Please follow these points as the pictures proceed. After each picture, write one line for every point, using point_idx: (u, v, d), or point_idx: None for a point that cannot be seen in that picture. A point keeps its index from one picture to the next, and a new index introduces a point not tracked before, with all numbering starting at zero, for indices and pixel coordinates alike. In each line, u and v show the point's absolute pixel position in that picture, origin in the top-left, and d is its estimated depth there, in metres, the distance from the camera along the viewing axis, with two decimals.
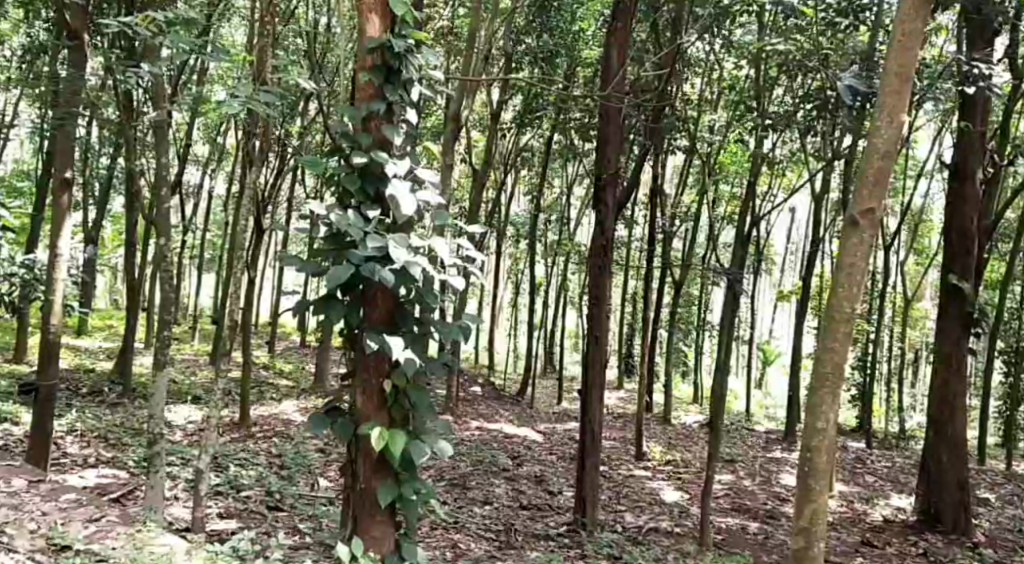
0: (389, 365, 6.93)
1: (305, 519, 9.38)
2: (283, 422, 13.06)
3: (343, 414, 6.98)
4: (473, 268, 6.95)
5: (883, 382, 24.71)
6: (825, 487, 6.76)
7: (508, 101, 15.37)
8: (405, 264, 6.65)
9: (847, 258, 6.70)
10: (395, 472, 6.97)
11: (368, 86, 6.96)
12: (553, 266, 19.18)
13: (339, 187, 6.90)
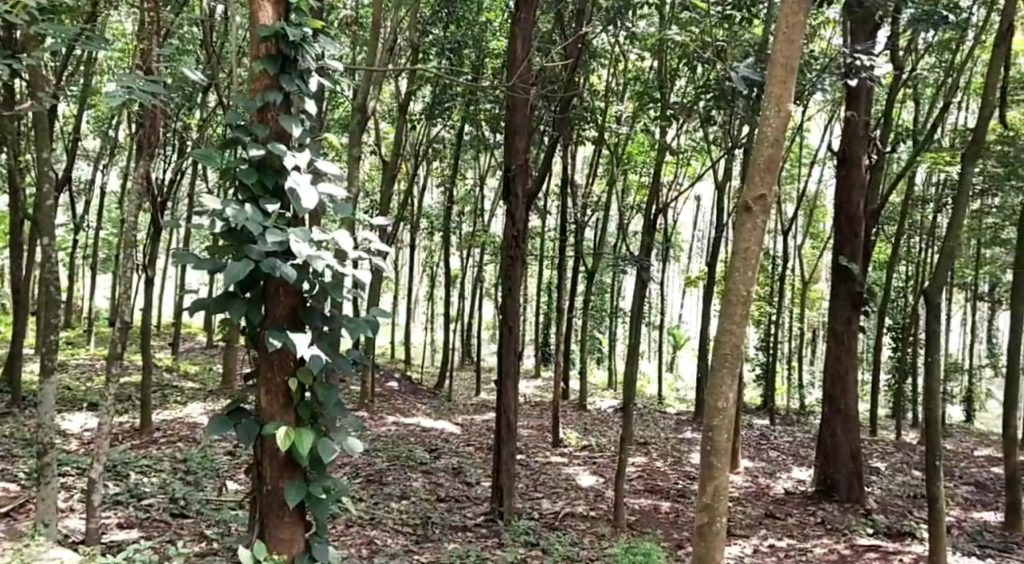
0: (295, 362, 6.81)
1: (212, 524, 9.20)
2: (187, 425, 12.79)
3: (247, 414, 6.83)
4: (380, 262, 6.86)
5: (784, 361, 25.37)
6: (727, 464, 6.84)
7: (414, 92, 15.25)
8: (308, 259, 6.55)
9: (740, 242, 6.80)
10: (304, 472, 6.85)
11: (264, 76, 6.83)
12: (466, 258, 19.16)
13: (235, 179, 6.75)
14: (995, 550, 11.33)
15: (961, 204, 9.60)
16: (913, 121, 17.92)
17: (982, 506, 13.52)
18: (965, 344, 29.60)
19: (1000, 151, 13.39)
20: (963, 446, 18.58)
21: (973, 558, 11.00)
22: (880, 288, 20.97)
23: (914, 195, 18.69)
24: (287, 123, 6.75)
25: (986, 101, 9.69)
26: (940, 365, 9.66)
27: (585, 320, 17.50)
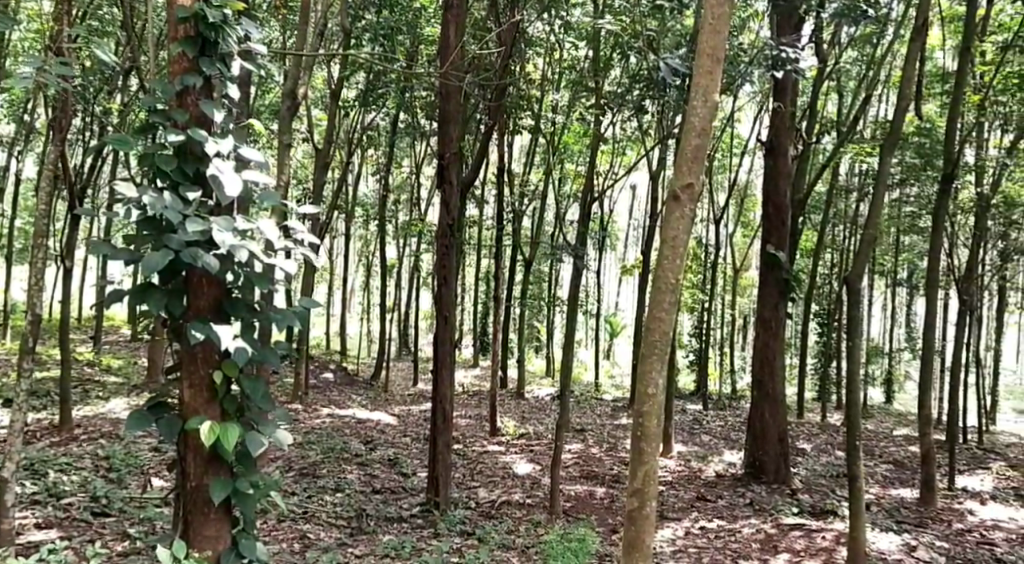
0: (219, 355, 6.66)
1: (135, 523, 9.02)
2: (109, 422, 12.50)
3: (170, 410, 6.68)
4: (308, 250, 6.72)
5: (715, 348, 25.68)
6: (657, 449, 6.87)
7: (349, 79, 15.06)
8: (231, 249, 6.42)
9: (667, 231, 6.82)
10: (230, 467, 6.71)
11: (182, 59, 6.65)
12: (401, 247, 19.05)
13: (154, 167, 6.57)
14: (912, 526, 11.56)
15: (879, 194, 9.71)
16: (837, 113, 18.23)
17: (900, 483, 13.81)
18: (885, 327, 30.27)
19: (917, 143, 15.15)
20: (885, 427, 18.98)
21: (890, 534, 11.07)
22: (805, 275, 21.30)
23: (837, 185, 18.99)
24: (207, 109, 6.59)
25: (902, 94, 9.79)
26: (861, 350, 9.78)
27: (523, 309, 17.49)
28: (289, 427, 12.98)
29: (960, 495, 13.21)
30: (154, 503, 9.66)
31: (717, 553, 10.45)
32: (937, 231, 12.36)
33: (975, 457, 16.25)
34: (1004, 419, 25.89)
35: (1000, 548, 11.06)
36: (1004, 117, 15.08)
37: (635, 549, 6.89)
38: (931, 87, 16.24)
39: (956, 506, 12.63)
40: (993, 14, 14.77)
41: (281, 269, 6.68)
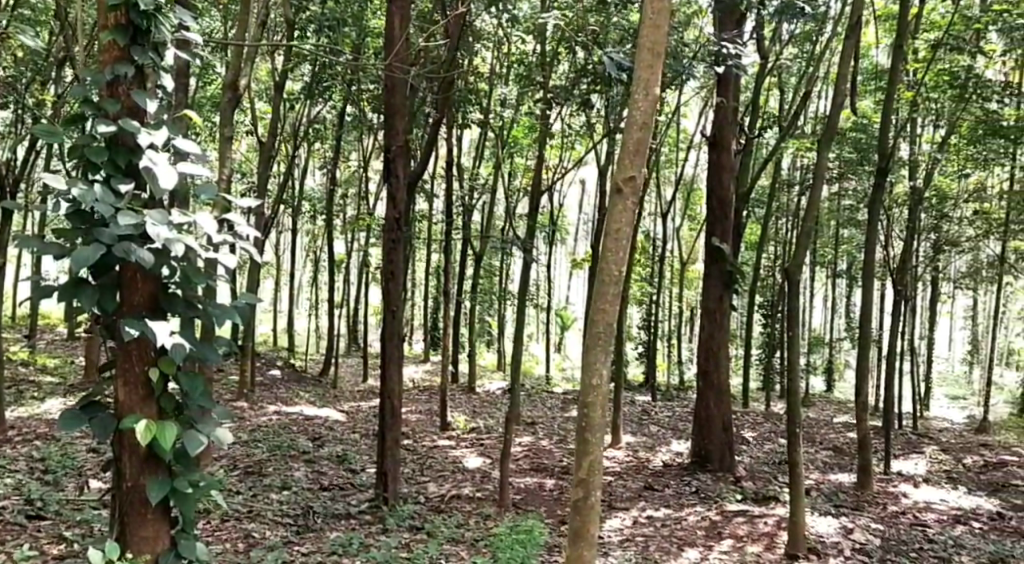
0: (155, 353, 6.47)
1: (72, 526, 8.86)
2: (45, 423, 12.27)
3: (103, 410, 6.48)
4: (242, 243, 6.46)
5: (662, 340, 25.89)
6: (601, 439, 6.89)
7: (292, 72, 14.92)
8: (166, 243, 6.21)
9: (611, 224, 6.83)
10: (168, 465, 6.49)
11: (113, 47, 6.42)
12: (349, 242, 18.92)
13: (84, 158, 6.35)
14: (849, 509, 11.72)
15: (816, 187, 9.80)
16: (778, 108, 18.45)
17: (839, 469, 14.01)
18: (826, 317, 30.75)
19: (854, 138, 15.64)
20: (826, 415, 19.23)
21: (830, 518, 11.25)
22: (749, 268, 21.53)
23: (781, 179, 19.21)
24: (139, 100, 6.38)
25: (838, 90, 9.91)
26: (801, 340, 9.88)
27: (474, 304, 17.44)
28: (235, 425, 12.83)
29: (894, 479, 13.42)
30: (90, 505, 9.50)
31: (663, 541, 10.51)
32: (874, 224, 12.53)
33: (910, 442, 16.54)
34: (940, 406, 26.41)
35: (932, 530, 11.26)
36: (935, 113, 15.38)
37: (580, 537, 6.90)
38: (867, 84, 16.51)
39: (890, 489, 12.83)
40: (925, 12, 15.07)
41: (220, 261, 6.49)
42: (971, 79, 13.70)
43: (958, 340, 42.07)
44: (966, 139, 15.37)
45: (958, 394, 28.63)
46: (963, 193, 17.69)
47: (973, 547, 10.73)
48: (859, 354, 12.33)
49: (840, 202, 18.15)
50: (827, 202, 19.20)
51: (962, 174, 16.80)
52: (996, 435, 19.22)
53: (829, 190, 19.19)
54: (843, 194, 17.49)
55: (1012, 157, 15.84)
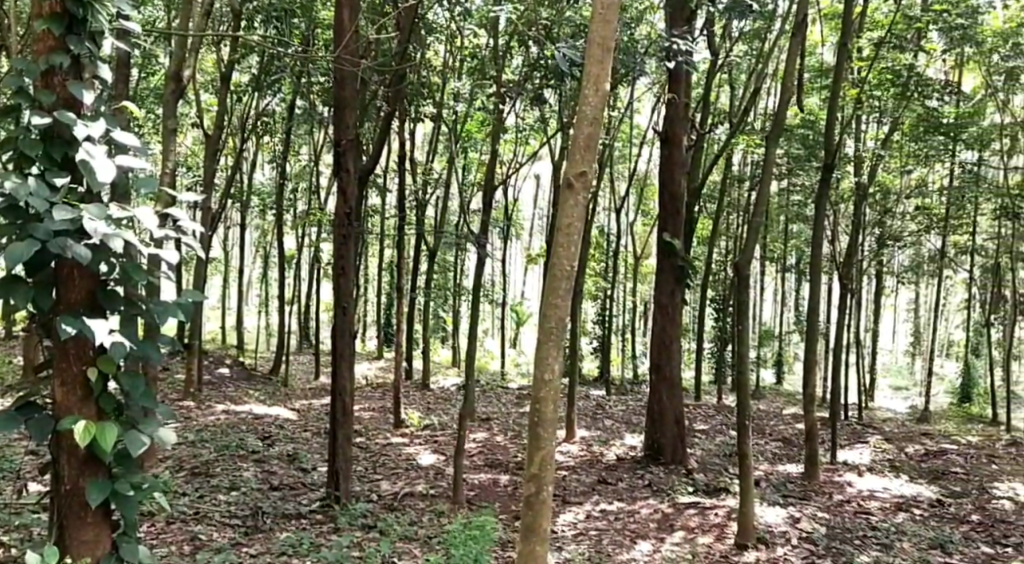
0: (94, 351, 6.25)
1: (12, 530, 8.67)
2: None
3: (40, 411, 6.24)
4: (188, 239, 6.29)
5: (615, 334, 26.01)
6: (553, 434, 6.88)
7: (241, 63, 14.75)
8: (103, 239, 5.98)
9: (562, 219, 6.81)
10: (108, 468, 6.28)
11: (47, 37, 6.18)
12: (301, 238, 18.77)
13: (18, 152, 6.11)
14: (796, 499, 11.83)
15: (765, 183, 9.84)
16: (728, 105, 18.61)
17: (787, 459, 14.15)
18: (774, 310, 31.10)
19: (801, 135, 15.87)
20: (776, 406, 19.42)
21: (778, 508, 11.35)
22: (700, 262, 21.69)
23: (731, 174, 19.37)
24: (75, 91, 6.15)
25: (785, 88, 9.98)
26: (749, 334, 9.93)
27: (428, 300, 17.36)
28: (183, 425, 12.65)
29: (839, 468, 13.58)
30: (31, 508, 9.31)
31: (616, 535, 10.52)
32: (822, 219, 12.64)
33: (854, 432, 16.74)
34: (884, 397, 26.83)
35: (875, 517, 11.40)
36: (879, 111, 15.59)
37: (533, 533, 6.90)
38: (813, 82, 16.69)
39: (836, 478, 12.98)
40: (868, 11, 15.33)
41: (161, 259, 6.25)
42: (912, 78, 14.04)
43: (901, 333, 42.86)
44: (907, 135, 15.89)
45: (901, 384, 29.12)
46: (906, 189, 17.97)
47: (915, 533, 10.87)
48: (807, 347, 12.42)
49: (789, 196, 18.32)
50: (776, 198, 19.42)
51: (904, 170, 17.09)
52: (936, 424, 19.55)
53: (778, 185, 19.40)
54: (791, 189, 17.68)
55: (952, 153, 16.13)
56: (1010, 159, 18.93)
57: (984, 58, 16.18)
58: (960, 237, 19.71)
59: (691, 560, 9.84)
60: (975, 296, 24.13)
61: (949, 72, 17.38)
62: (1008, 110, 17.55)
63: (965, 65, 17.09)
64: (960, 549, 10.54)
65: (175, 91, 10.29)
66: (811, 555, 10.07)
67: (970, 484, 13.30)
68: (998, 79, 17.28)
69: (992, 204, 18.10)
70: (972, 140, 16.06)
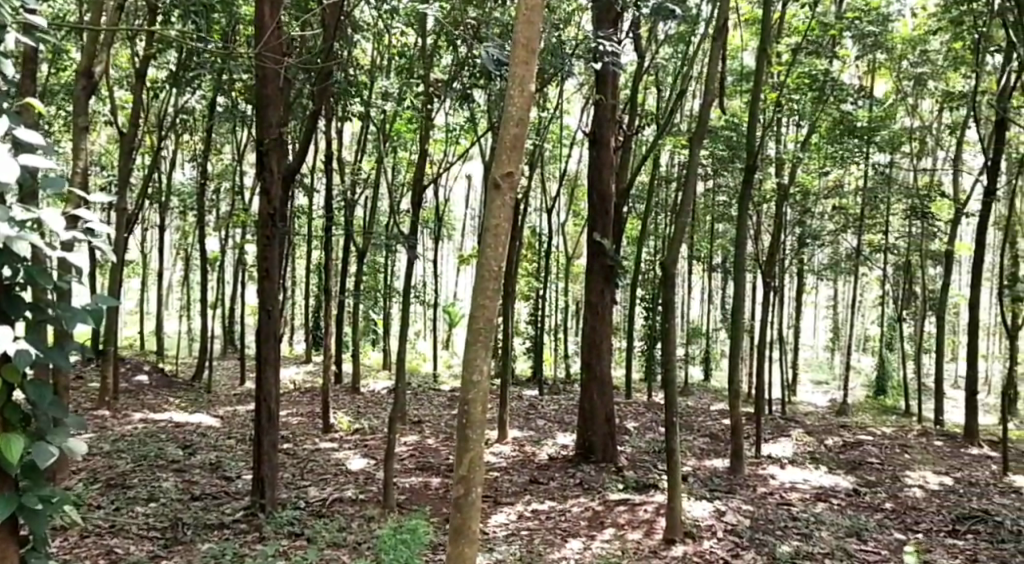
0: None
1: None
2: None
3: None
4: (97, 241, 6.02)
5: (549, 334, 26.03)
6: (481, 437, 6.85)
7: (158, 59, 14.41)
8: (6, 241, 5.69)
9: (490, 219, 6.75)
10: (14, 481, 6.00)
11: None
12: (225, 239, 18.45)
13: None
14: (722, 492, 11.92)
15: (690, 184, 9.89)
16: (656, 107, 18.77)
17: (715, 454, 14.27)
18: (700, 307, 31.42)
19: (726, 136, 16.04)
20: (704, 403, 19.60)
21: (706, 502, 11.44)
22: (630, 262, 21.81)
23: (659, 175, 19.53)
24: None
25: (708, 89, 10.06)
26: (677, 333, 9.96)
27: (357, 301, 17.16)
28: (100, 436, 12.33)
29: (764, 461, 13.75)
30: None
31: (548, 534, 10.50)
32: (744, 219, 12.76)
33: (778, 426, 16.93)
34: (808, 391, 27.30)
35: (796, 508, 11.54)
36: (798, 113, 15.82)
37: (463, 536, 6.83)
38: (737, 85, 16.91)
39: (761, 472, 13.14)
40: (785, 18, 15.61)
41: (69, 261, 6.00)
42: (828, 82, 14.28)
43: (820, 327, 43.75)
44: (824, 138, 16.18)
45: (822, 379, 29.66)
46: (824, 189, 18.27)
47: (833, 522, 11.01)
48: (732, 343, 12.52)
49: (715, 197, 18.50)
50: (703, 199, 19.63)
51: (824, 171, 17.40)
52: (855, 416, 19.93)
53: (705, 185, 19.61)
54: (717, 189, 17.87)
55: (866, 155, 16.49)
56: (920, 160, 19.40)
57: (895, 64, 16.57)
58: (876, 236, 20.06)
59: (620, 558, 9.89)
60: (889, 292, 24.70)
61: (863, 77, 17.79)
62: (916, 114, 18.00)
63: (876, 70, 17.49)
64: (874, 536, 10.73)
65: (87, 87, 10.01)
66: (736, 547, 10.17)
67: (884, 473, 13.55)
68: (908, 84, 17.71)
69: (903, 204, 18.54)
70: (884, 143, 16.54)
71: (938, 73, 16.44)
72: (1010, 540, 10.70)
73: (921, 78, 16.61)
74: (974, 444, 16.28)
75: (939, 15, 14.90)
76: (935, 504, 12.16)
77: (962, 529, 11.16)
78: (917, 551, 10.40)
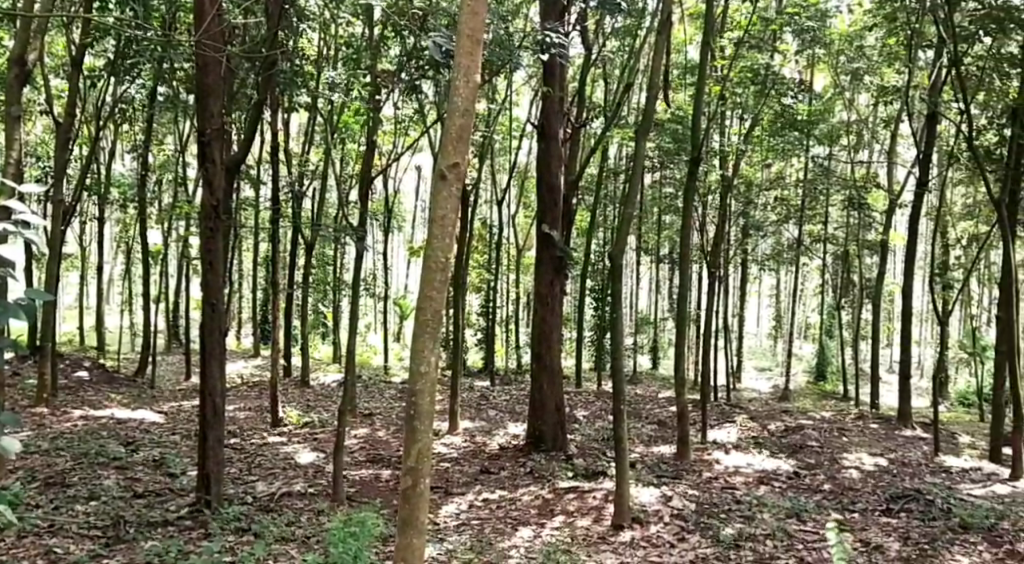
0: None
1: None
2: None
3: None
4: (29, 233, 5.85)
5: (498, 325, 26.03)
6: (430, 427, 7.12)
7: (95, 46, 14.09)
8: None
9: (438, 210, 7.06)
10: None
11: None
12: (167, 231, 18.13)
13: None
14: (669, 478, 11.98)
15: (636, 174, 9.92)
16: (602, 99, 18.80)
17: (661, 441, 14.35)
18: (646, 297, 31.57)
19: (671, 129, 16.13)
20: (652, 391, 19.70)
21: (653, 488, 11.49)
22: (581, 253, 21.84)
23: (607, 168, 19.58)
24: None
25: (652, 82, 10.10)
26: (624, 322, 9.98)
27: (304, 293, 17.01)
28: (37, 435, 12.07)
29: (709, 447, 13.84)
30: None
31: (498, 523, 10.49)
32: (689, 210, 12.83)
33: (723, 412, 17.08)
34: (753, 378, 27.57)
35: (740, 491, 11.63)
36: (741, 106, 15.95)
37: (410, 525, 7.11)
38: (682, 78, 17.00)
39: (706, 457, 13.23)
40: (728, 12, 15.71)
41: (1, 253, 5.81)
42: (769, 76, 14.88)
43: (763, 315, 44.25)
44: (766, 130, 16.32)
45: (765, 366, 30.02)
46: (766, 180, 18.47)
47: (774, 504, 11.08)
48: (678, 332, 12.56)
49: (662, 188, 18.59)
50: (651, 190, 19.70)
51: (767, 163, 17.58)
52: (798, 401, 20.15)
53: (652, 176, 19.70)
54: (664, 180, 17.95)
55: (806, 147, 16.70)
56: (857, 154, 19.70)
57: (833, 60, 16.80)
58: (817, 226, 20.33)
59: (569, 545, 9.92)
60: (828, 282, 25.04)
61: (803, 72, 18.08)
62: (853, 108, 18.27)
63: (815, 66, 17.70)
64: (814, 516, 10.84)
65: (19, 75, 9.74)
66: (683, 533, 10.23)
67: (823, 456, 13.71)
68: (846, 80, 17.93)
69: (842, 196, 18.80)
70: (821, 136, 16.82)
71: (874, 69, 16.68)
72: (943, 518, 10.92)
73: (858, 73, 16.85)
74: (907, 426, 16.54)
75: (875, 13, 15.19)
76: (870, 484, 12.33)
77: (895, 507, 11.33)
78: (858, 533, 10.56)
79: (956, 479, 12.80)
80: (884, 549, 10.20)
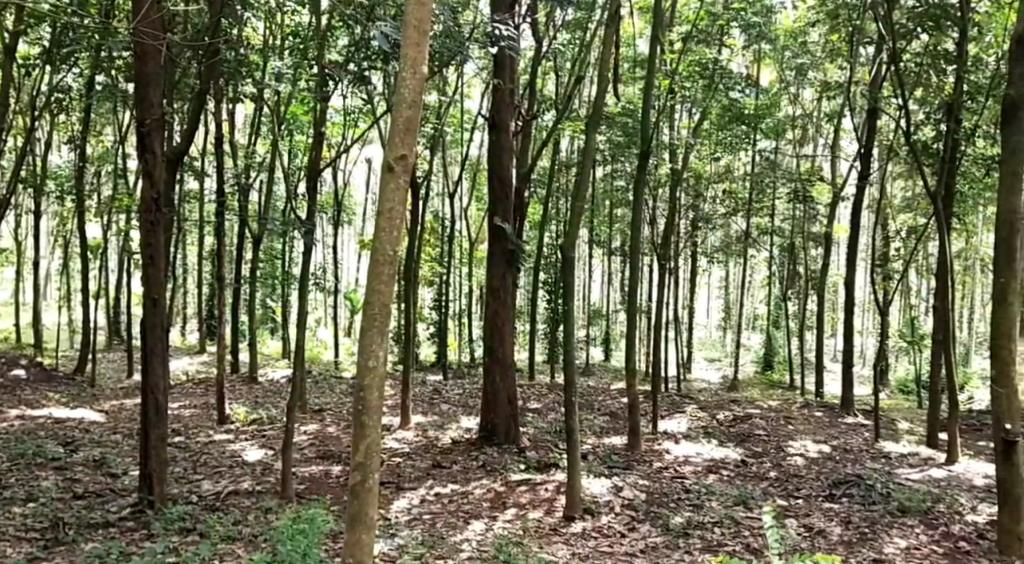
0: None
1: None
2: None
3: None
4: None
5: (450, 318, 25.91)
6: (377, 422, 7.08)
7: (32, 33, 13.74)
8: None
9: (386, 202, 7.01)
10: None
11: None
12: (110, 224, 17.78)
13: None
14: (620, 469, 11.98)
15: (587, 165, 9.90)
16: (552, 92, 18.76)
17: (612, 432, 14.35)
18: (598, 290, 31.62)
19: (622, 122, 16.14)
20: (603, 383, 19.74)
21: (604, 479, 11.49)
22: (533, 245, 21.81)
23: (558, 161, 19.55)
24: None
25: (602, 73, 10.07)
26: (575, 314, 9.96)
27: (251, 288, 16.78)
28: None
29: (660, 437, 13.88)
30: None
31: (450, 517, 10.42)
32: (639, 202, 12.83)
33: (674, 403, 17.15)
34: (703, 369, 27.75)
35: (689, 481, 11.66)
36: (690, 99, 16.01)
37: (359, 522, 7.07)
38: (633, 71, 17.02)
39: (657, 447, 13.25)
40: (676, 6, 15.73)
41: None
42: (717, 70, 14.91)
43: (714, 308, 44.53)
44: (714, 124, 16.45)
45: (714, 357, 30.22)
46: (714, 173, 18.55)
47: (723, 492, 11.14)
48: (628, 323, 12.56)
49: (613, 181, 18.61)
50: (603, 183, 19.70)
51: (714, 156, 17.67)
52: (746, 391, 20.30)
53: (602, 169, 19.71)
54: (615, 173, 17.96)
55: (752, 140, 16.81)
56: (802, 147, 19.88)
57: (779, 54, 16.92)
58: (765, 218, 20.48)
59: (521, 538, 9.88)
60: (774, 273, 25.27)
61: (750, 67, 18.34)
62: (799, 103, 18.43)
63: (761, 60, 17.82)
64: (762, 503, 10.91)
65: None
66: (633, 524, 10.24)
67: (770, 444, 13.80)
68: (790, 74, 17.98)
69: (788, 189, 18.96)
70: (767, 130, 16.93)
71: (818, 64, 16.82)
72: (883, 503, 11.06)
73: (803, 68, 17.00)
74: (850, 414, 16.74)
75: (818, 10, 15.36)
76: (815, 470, 12.43)
77: (838, 493, 11.43)
78: (803, 520, 10.64)
79: (896, 464, 12.97)
80: (827, 534, 10.31)
